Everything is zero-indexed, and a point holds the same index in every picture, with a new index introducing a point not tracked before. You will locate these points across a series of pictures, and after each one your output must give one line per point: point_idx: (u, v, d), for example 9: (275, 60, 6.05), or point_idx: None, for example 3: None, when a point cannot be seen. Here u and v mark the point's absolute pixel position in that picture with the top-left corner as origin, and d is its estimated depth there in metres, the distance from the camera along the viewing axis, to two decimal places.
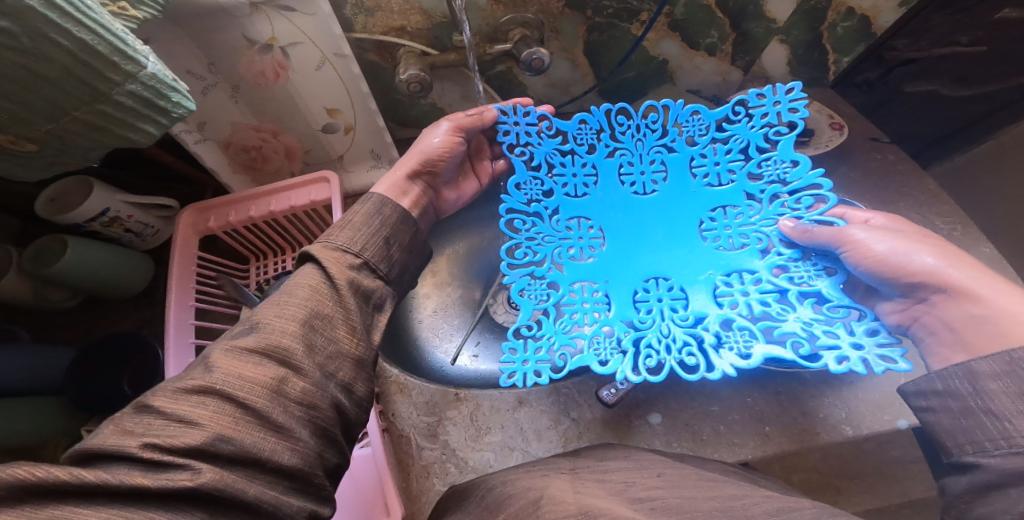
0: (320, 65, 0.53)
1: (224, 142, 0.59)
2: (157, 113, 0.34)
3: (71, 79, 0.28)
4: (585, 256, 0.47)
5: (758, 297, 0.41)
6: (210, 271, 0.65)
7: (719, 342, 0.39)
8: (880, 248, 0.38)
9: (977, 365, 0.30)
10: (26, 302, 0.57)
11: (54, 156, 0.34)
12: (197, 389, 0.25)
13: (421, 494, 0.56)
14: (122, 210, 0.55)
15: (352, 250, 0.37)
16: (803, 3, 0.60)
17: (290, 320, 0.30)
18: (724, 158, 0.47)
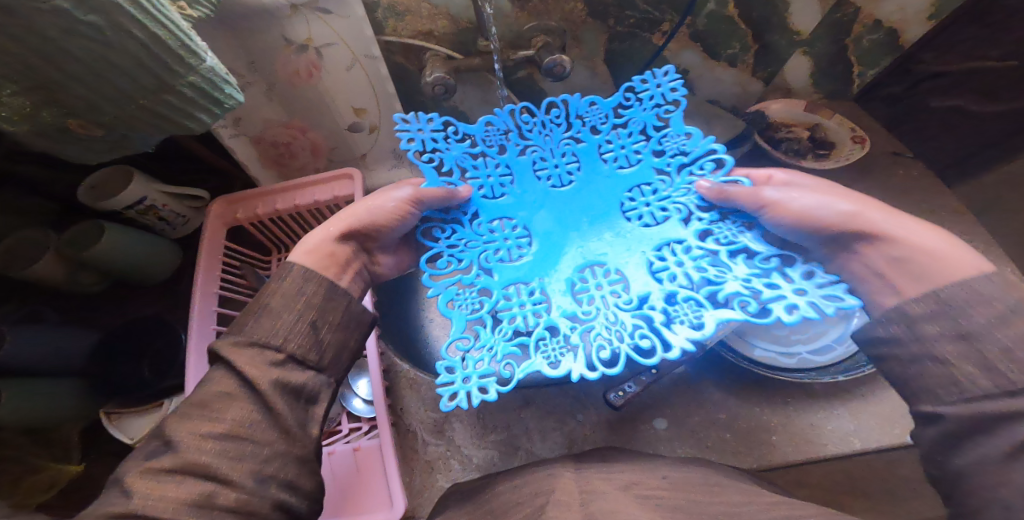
0: (351, 65, 0.55)
1: (256, 137, 0.61)
2: (212, 104, 0.37)
3: (141, 71, 0.31)
4: (510, 254, 0.43)
5: (692, 263, 0.39)
6: (235, 259, 0.68)
7: (672, 316, 0.37)
8: (797, 205, 0.39)
9: (908, 307, 0.32)
10: (56, 285, 0.58)
11: (115, 141, 0.37)
12: (116, 515, 0.25)
13: (424, 488, 0.56)
14: (159, 200, 0.58)
15: (272, 343, 0.34)
16: (828, 16, 0.60)
17: (205, 436, 0.29)
18: (627, 141, 0.46)
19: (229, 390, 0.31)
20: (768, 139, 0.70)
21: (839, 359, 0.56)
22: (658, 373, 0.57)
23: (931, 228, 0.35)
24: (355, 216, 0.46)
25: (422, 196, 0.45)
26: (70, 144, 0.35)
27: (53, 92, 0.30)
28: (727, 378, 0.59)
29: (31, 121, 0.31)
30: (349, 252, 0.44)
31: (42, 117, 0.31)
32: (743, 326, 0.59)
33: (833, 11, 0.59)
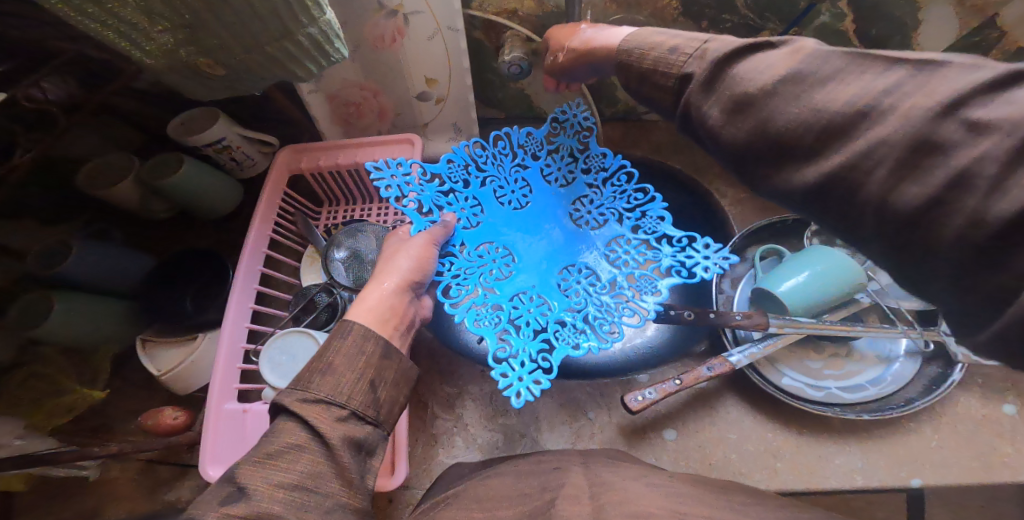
0: (432, 35, 0.55)
1: (331, 95, 0.63)
2: (321, 55, 0.38)
3: (273, 15, 0.32)
4: (506, 272, 0.48)
5: (631, 249, 0.51)
6: (291, 207, 0.71)
7: (639, 288, 0.48)
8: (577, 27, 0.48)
9: (811, 56, 0.28)
10: (133, 208, 0.63)
11: (232, 82, 0.39)
12: None
13: (425, 458, 0.58)
14: (235, 142, 0.61)
15: (337, 401, 0.35)
16: (963, 40, 0.55)
17: (277, 487, 0.29)
18: (563, 164, 0.56)
19: (294, 446, 0.31)
20: None
21: (868, 399, 0.55)
22: (681, 384, 0.55)
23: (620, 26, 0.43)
24: (398, 268, 0.46)
25: (438, 235, 0.48)
26: (189, 79, 0.37)
27: (193, 31, 0.32)
28: (745, 402, 0.58)
29: (168, 56, 0.34)
30: (399, 310, 0.44)
31: (178, 53, 0.34)
32: (775, 352, 0.59)
33: (969, 36, 0.55)
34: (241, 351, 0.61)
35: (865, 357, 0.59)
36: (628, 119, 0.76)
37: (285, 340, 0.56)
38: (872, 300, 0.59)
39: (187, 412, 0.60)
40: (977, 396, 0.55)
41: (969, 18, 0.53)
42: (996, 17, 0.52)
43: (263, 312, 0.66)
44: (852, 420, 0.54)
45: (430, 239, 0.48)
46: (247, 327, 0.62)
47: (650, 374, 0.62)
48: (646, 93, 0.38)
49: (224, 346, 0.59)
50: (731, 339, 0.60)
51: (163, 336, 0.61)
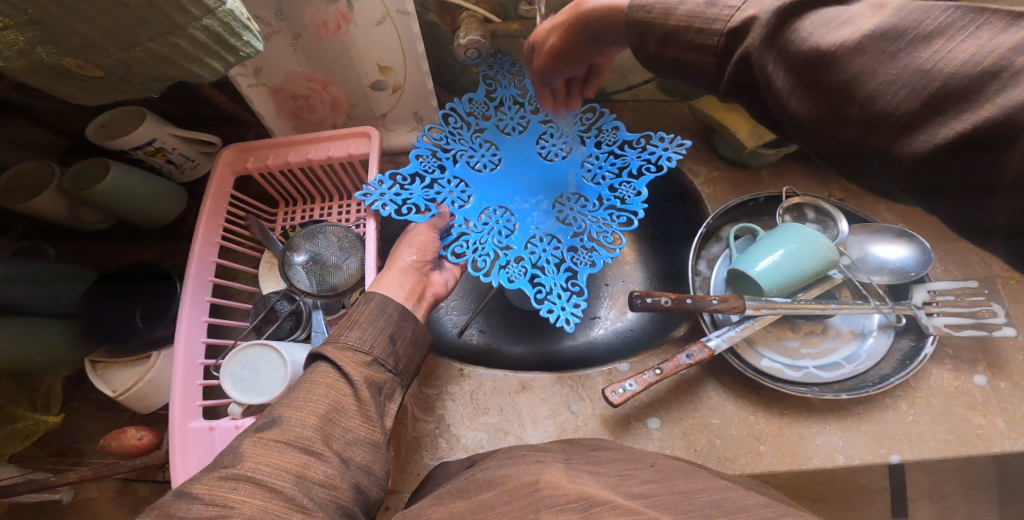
0: (382, 20, 0.51)
1: (275, 88, 0.57)
2: (226, 51, 0.34)
3: (150, 7, 0.28)
4: (513, 229, 0.49)
5: (602, 162, 0.53)
6: (242, 211, 0.65)
7: (620, 199, 0.50)
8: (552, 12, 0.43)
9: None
10: (62, 220, 0.57)
11: (117, 83, 0.34)
12: (231, 476, 0.30)
13: (407, 465, 0.55)
14: (168, 143, 0.55)
15: (363, 349, 0.40)
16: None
17: (310, 413, 0.34)
18: (514, 114, 0.55)
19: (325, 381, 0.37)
20: None
21: (843, 377, 0.55)
22: (662, 373, 0.54)
23: None
24: (402, 257, 0.50)
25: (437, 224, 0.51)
26: (62, 81, 0.33)
27: (49, 28, 0.27)
28: (728, 386, 0.58)
29: (25, 58, 0.29)
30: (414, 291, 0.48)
31: (36, 53, 0.29)
32: (753, 334, 0.59)
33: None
34: (200, 367, 0.55)
35: (840, 333, 0.59)
36: (596, 101, 0.73)
37: (247, 354, 0.51)
38: (844, 276, 0.58)
39: (153, 431, 0.55)
40: (950, 366, 0.56)
41: None
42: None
43: (223, 325, 0.61)
44: (830, 399, 0.54)
45: (429, 229, 0.52)
46: (203, 342, 0.56)
47: (632, 363, 0.60)
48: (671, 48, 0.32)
49: (178, 363, 0.53)
50: (710, 324, 0.58)
51: (115, 357, 0.55)
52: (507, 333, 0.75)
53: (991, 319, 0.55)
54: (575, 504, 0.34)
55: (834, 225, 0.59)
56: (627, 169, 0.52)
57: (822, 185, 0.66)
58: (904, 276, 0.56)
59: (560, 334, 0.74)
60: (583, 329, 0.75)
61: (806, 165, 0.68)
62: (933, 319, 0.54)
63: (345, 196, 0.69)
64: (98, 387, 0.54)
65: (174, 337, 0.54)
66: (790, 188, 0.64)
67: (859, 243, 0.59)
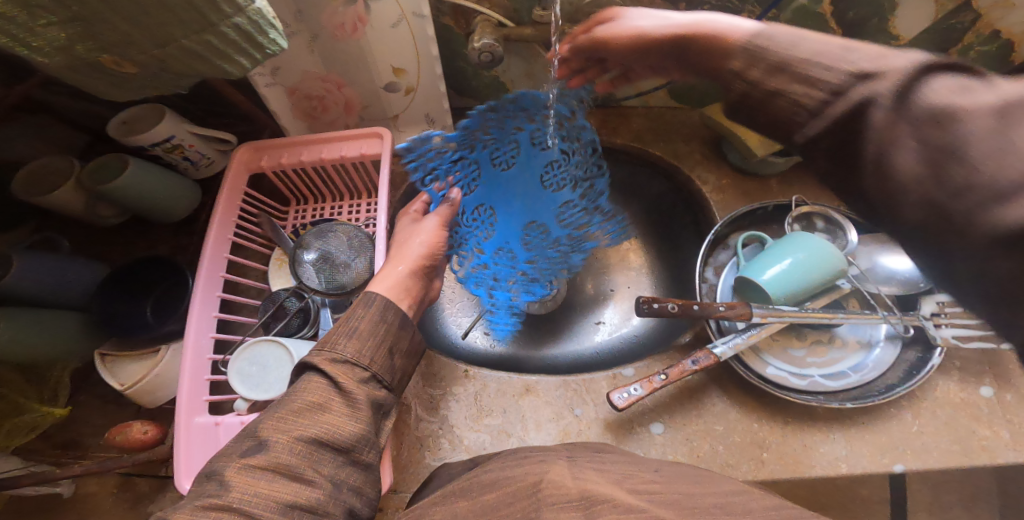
0: (398, 23, 0.52)
1: (291, 88, 0.58)
2: (253, 48, 0.35)
3: (185, 4, 0.29)
4: (485, 237, 0.59)
5: (579, 208, 0.57)
6: (254, 208, 0.66)
7: (569, 249, 0.59)
8: (644, 25, 0.40)
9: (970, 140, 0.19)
10: (78, 213, 0.58)
11: (147, 80, 0.35)
12: (214, 506, 0.30)
13: (409, 464, 0.55)
14: (186, 140, 0.56)
15: (361, 363, 0.40)
16: (939, 22, 0.55)
17: (295, 439, 0.34)
18: (547, 131, 0.55)
19: (311, 407, 0.36)
20: None
21: (848, 387, 0.56)
22: (667, 379, 0.54)
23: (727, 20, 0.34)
24: (410, 252, 0.54)
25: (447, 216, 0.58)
26: (96, 78, 0.33)
27: (89, 25, 0.28)
28: (732, 394, 0.58)
29: (65, 55, 0.30)
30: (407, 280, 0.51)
31: (76, 49, 0.30)
32: (759, 342, 0.59)
33: (948, 18, 0.55)
34: (208, 363, 0.56)
35: (847, 343, 0.59)
36: (606, 107, 0.74)
37: (255, 351, 0.52)
38: (853, 285, 0.59)
39: (158, 426, 0.56)
40: (956, 379, 0.56)
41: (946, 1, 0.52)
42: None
43: (232, 321, 0.62)
44: (835, 408, 0.55)
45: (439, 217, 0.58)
46: (213, 338, 0.57)
47: (636, 368, 0.60)
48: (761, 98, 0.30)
49: (187, 358, 0.54)
50: (716, 332, 0.58)
51: (125, 351, 0.56)
52: (513, 336, 0.76)
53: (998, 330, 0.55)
54: (579, 503, 0.34)
55: (844, 235, 0.59)
56: (589, 227, 0.58)
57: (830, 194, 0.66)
58: (912, 287, 0.56)
59: (564, 338, 0.75)
60: (589, 334, 0.75)
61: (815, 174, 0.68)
62: (940, 330, 0.54)
63: (356, 196, 0.70)
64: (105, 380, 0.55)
65: (184, 333, 0.55)
66: (799, 197, 0.64)
67: (869, 252, 0.60)
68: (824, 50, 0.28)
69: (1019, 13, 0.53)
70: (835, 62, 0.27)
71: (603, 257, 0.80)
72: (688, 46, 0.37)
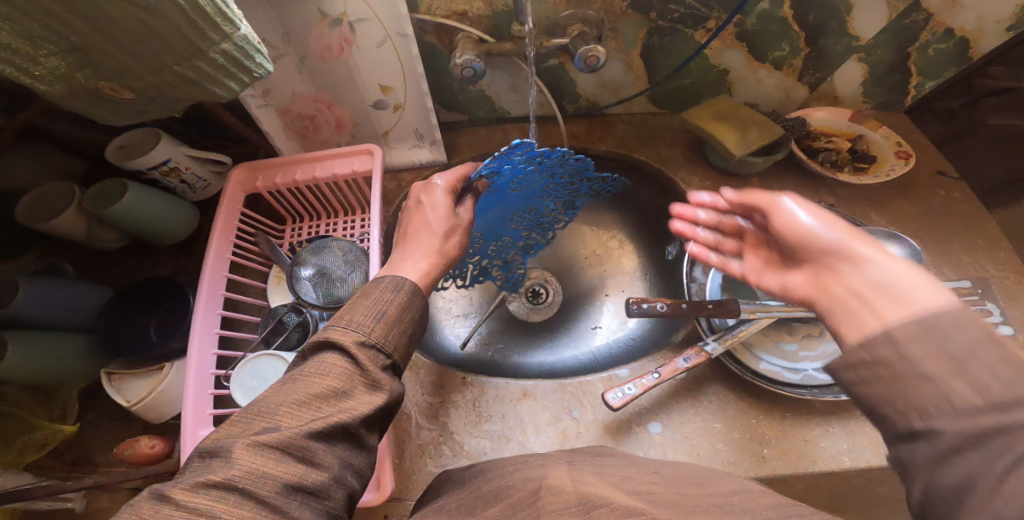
0: (382, 42, 0.54)
1: (282, 108, 0.61)
2: (242, 72, 0.36)
3: (173, 32, 0.31)
4: (479, 248, 0.59)
5: (553, 216, 0.60)
6: (251, 228, 0.67)
7: (528, 251, 0.63)
8: (805, 222, 0.35)
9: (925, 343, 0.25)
10: (80, 239, 0.60)
11: (145, 106, 0.37)
12: (216, 483, 0.27)
13: (412, 472, 0.55)
14: (182, 163, 0.59)
15: (385, 349, 0.38)
16: (895, 22, 0.59)
17: (308, 419, 0.31)
18: (569, 174, 0.52)
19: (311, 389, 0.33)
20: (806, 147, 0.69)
21: None
22: (660, 377, 0.55)
23: (913, 269, 0.29)
24: (435, 244, 0.48)
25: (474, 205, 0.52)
26: (93, 105, 0.35)
27: (87, 54, 0.31)
28: (728, 390, 0.58)
29: (66, 82, 0.32)
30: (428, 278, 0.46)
31: (76, 77, 0.32)
32: (750, 339, 0.59)
33: (900, 18, 0.58)
34: (211, 378, 0.57)
35: None
36: (590, 115, 0.75)
37: (256, 364, 0.53)
38: None
39: (165, 441, 0.56)
40: None
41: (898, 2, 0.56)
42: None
43: (233, 337, 0.62)
44: (831, 401, 0.55)
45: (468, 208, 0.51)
46: (214, 355, 0.58)
47: (631, 369, 0.60)
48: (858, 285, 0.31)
49: (191, 372, 0.55)
50: (707, 328, 0.59)
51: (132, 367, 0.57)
52: (511, 345, 0.76)
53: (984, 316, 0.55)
54: (576, 511, 0.34)
55: None
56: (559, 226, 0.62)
57: (811, 190, 0.67)
58: None
59: (561, 343, 0.76)
60: (586, 339, 0.76)
61: (796, 171, 0.69)
62: None
63: (350, 213, 0.71)
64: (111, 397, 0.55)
65: (187, 349, 0.55)
66: None
67: None
68: (971, 357, 0.23)
69: (966, 11, 0.57)
70: (988, 380, 0.22)
71: (596, 261, 0.82)
72: (828, 264, 0.33)
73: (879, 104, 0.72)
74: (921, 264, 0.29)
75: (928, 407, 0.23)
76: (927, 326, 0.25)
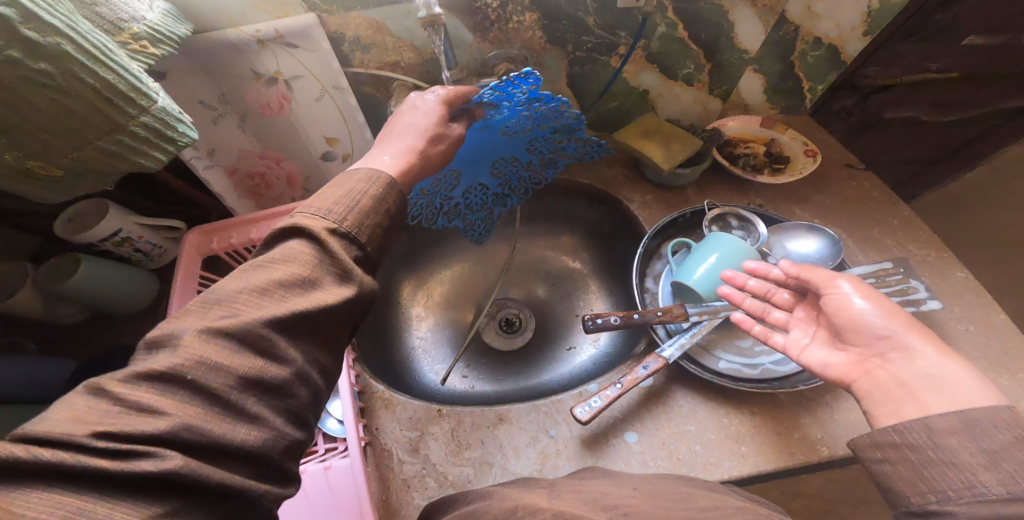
0: (320, 97, 0.57)
1: (230, 168, 0.62)
2: (164, 141, 0.39)
3: (91, 109, 0.33)
4: (454, 188, 0.55)
5: (533, 170, 0.58)
6: (212, 289, 0.67)
7: (503, 201, 0.60)
8: (859, 305, 0.43)
9: (939, 420, 0.34)
10: (37, 315, 0.58)
11: (75, 182, 0.38)
12: (150, 376, 0.25)
13: (400, 507, 0.54)
14: (133, 231, 0.59)
15: (357, 241, 0.35)
16: (773, 35, 0.65)
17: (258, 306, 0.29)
18: (566, 129, 0.51)
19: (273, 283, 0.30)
20: (728, 154, 0.74)
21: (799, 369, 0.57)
22: (624, 387, 0.55)
23: (950, 358, 0.38)
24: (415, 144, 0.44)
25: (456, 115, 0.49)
26: (28, 184, 0.36)
27: (12, 139, 0.32)
28: (696, 391, 0.59)
29: None
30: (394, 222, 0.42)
31: (2, 158, 0.33)
32: (708, 340, 0.61)
33: (775, 30, 0.64)
34: None
35: None
36: None
37: None
38: None
39: None
40: None
41: (766, 16, 0.62)
42: (785, 13, 0.63)
43: None
44: (793, 392, 0.56)
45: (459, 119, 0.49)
46: None
47: (598, 383, 0.61)
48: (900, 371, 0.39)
49: None
50: (665, 336, 0.61)
51: None
52: (491, 375, 0.76)
53: (915, 294, 0.58)
54: None
55: (755, 229, 0.63)
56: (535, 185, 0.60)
57: (740, 194, 0.72)
58: (823, 265, 0.59)
59: (537, 369, 0.76)
60: (563, 361, 0.76)
61: (724, 178, 0.74)
62: None
63: None
64: None
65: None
66: (711, 201, 0.70)
67: (778, 241, 0.63)
68: (1007, 451, 0.30)
69: (825, 21, 0.64)
70: (1016, 475, 0.29)
71: (560, 285, 0.84)
72: (875, 347, 0.41)
73: (784, 109, 0.79)
74: (966, 361, 0.37)
75: (949, 491, 0.31)
76: (967, 420, 0.33)
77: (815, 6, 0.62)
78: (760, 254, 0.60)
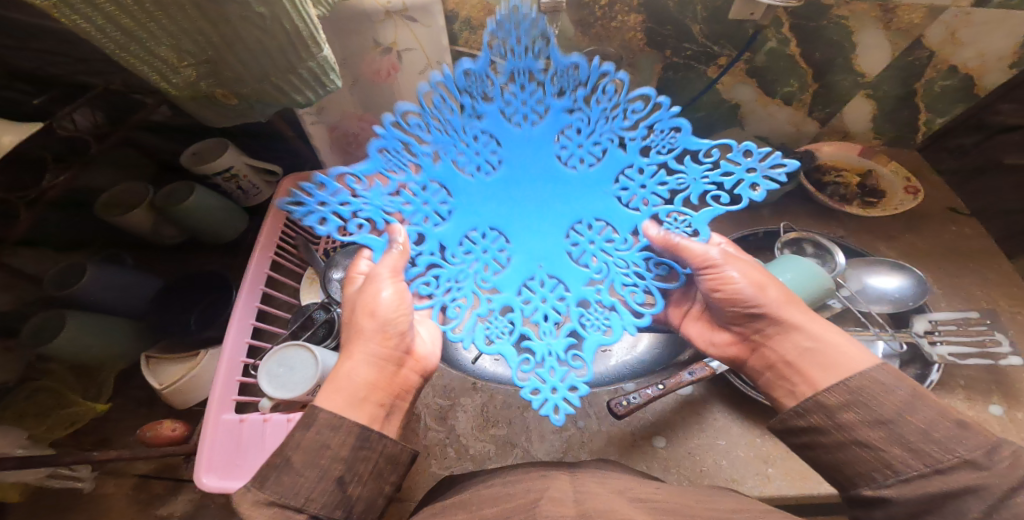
0: (423, 70, 0.63)
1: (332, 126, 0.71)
2: (318, 85, 0.45)
3: (280, 52, 0.39)
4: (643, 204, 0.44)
5: (476, 154, 0.44)
6: (292, 231, 0.73)
7: (663, 145, 0.43)
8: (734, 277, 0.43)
9: (826, 398, 0.36)
10: (145, 231, 0.67)
11: (244, 109, 0.47)
12: None
13: (416, 472, 0.57)
14: (242, 171, 0.67)
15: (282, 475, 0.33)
16: (900, 60, 0.62)
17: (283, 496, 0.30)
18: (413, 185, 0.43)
19: None
20: (816, 180, 0.72)
21: None
22: (665, 389, 0.56)
23: (826, 325, 0.42)
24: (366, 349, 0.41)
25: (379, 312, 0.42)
26: (216, 109, 0.46)
27: (214, 67, 0.39)
28: (733, 407, 0.58)
29: (189, 88, 0.41)
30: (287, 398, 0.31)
31: (199, 85, 0.41)
32: None
33: (904, 56, 0.61)
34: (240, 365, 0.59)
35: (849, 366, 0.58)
36: None
37: (283, 353, 0.54)
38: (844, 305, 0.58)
39: (186, 424, 0.59)
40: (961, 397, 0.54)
41: (900, 39, 0.59)
42: (922, 38, 0.59)
43: (264, 329, 0.66)
44: None
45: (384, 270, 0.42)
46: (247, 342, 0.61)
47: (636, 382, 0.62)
48: (802, 354, 0.40)
49: (224, 360, 0.57)
50: (712, 348, 0.60)
51: (168, 352, 0.60)
52: None
53: (995, 347, 0.54)
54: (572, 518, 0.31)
55: (833, 258, 0.61)
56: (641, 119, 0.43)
57: (819, 222, 0.69)
58: (903, 304, 0.57)
59: None
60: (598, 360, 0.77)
61: (805, 203, 0.72)
62: (935, 347, 0.53)
63: None
64: (148, 379, 0.59)
65: (225, 335, 0.59)
66: (788, 224, 0.68)
67: (858, 274, 0.61)
68: (900, 419, 0.33)
69: (967, 49, 0.60)
70: (919, 443, 0.32)
71: None
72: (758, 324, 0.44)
73: (890, 140, 0.76)
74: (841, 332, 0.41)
75: (875, 475, 0.33)
76: (855, 390, 0.35)
77: (960, 33, 0.58)
78: (836, 284, 0.57)
